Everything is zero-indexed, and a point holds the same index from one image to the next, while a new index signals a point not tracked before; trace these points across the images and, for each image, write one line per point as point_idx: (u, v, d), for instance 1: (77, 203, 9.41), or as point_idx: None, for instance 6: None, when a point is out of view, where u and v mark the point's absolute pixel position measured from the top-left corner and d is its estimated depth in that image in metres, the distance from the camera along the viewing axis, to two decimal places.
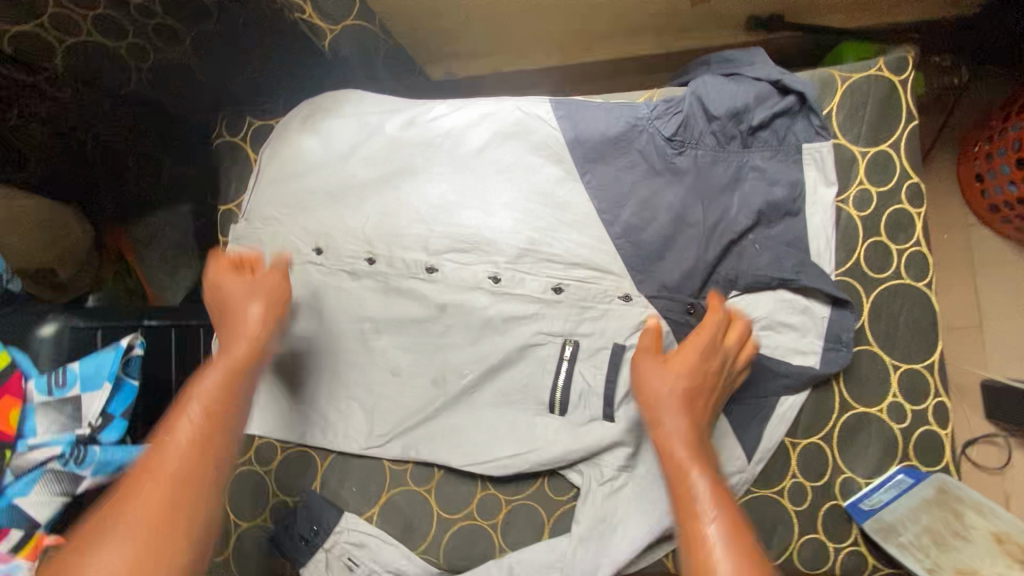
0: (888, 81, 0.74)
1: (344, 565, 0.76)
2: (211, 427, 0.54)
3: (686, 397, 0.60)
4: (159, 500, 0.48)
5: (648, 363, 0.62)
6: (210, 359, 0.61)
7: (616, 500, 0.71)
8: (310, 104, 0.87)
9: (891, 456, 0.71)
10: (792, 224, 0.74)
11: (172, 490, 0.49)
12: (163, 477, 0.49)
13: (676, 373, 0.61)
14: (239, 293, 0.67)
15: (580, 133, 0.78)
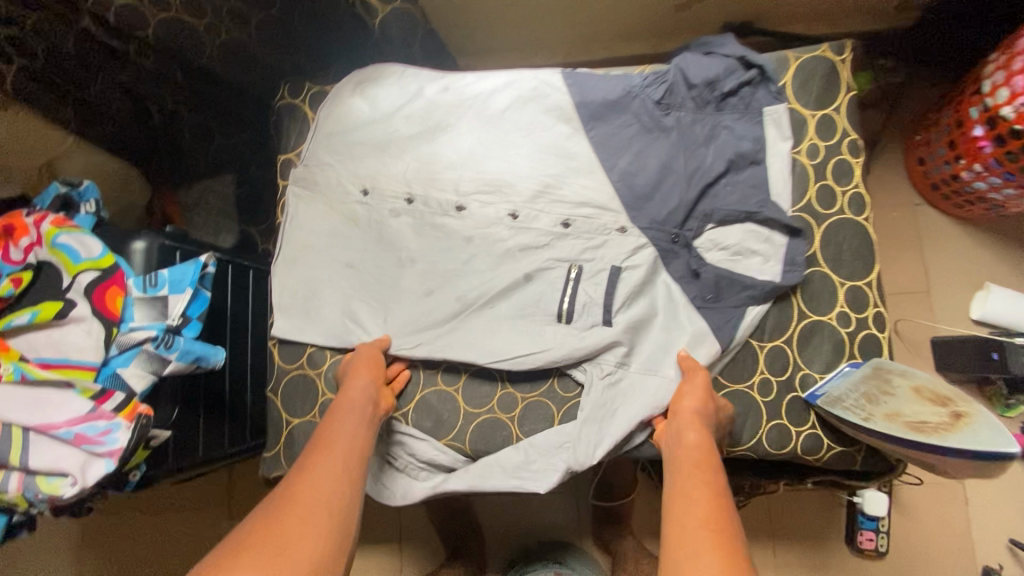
0: (830, 59, 0.93)
1: (384, 460, 0.92)
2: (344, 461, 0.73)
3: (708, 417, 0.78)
4: (316, 513, 0.65)
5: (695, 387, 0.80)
6: (337, 407, 0.81)
7: (615, 390, 0.86)
8: (360, 74, 1.03)
9: (840, 354, 0.86)
10: (756, 171, 0.90)
11: (322, 506, 0.66)
12: (314, 496, 0.66)
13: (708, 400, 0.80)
14: (363, 361, 0.87)
15: (585, 97, 0.94)
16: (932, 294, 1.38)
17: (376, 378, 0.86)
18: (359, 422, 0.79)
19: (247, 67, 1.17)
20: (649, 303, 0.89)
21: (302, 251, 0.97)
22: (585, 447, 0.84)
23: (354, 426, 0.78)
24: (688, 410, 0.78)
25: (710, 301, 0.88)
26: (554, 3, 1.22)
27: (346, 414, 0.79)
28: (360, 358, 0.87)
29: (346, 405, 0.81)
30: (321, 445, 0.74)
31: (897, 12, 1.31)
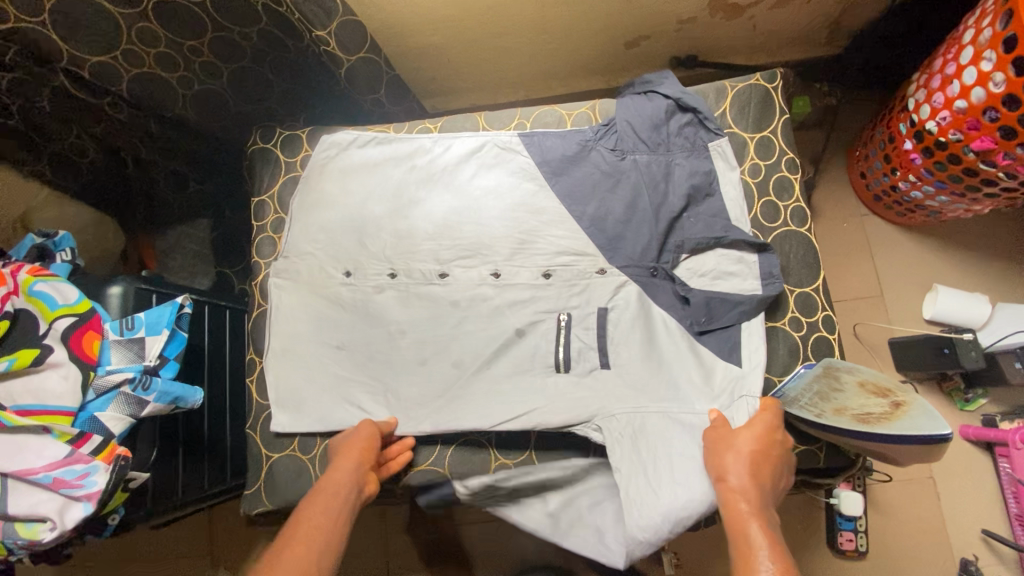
0: (763, 87, 1.01)
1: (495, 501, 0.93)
2: (320, 540, 0.69)
3: (749, 474, 0.73)
4: None
5: (721, 448, 0.78)
6: (320, 486, 0.78)
7: (642, 439, 0.86)
8: (325, 142, 1.05)
9: (796, 357, 0.92)
10: (713, 202, 0.97)
11: None
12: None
13: (740, 451, 0.76)
14: (353, 442, 0.86)
15: (545, 156, 1.01)
16: (886, 299, 1.46)
17: (365, 459, 0.84)
18: (346, 502, 0.77)
19: (217, 114, 1.22)
20: (644, 344, 0.93)
21: (277, 297, 0.99)
22: (648, 499, 0.82)
23: (339, 505, 0.76)
24: (724, 475, 0.74)
25: (705, 323, 0.92)
26: (512, 45, 1.30)
27: (332, 496, 0.76)
28: (351, 439, 0.86)
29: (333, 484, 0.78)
30: (299, 524, 0.71)
31: (827, 41, 1.42)
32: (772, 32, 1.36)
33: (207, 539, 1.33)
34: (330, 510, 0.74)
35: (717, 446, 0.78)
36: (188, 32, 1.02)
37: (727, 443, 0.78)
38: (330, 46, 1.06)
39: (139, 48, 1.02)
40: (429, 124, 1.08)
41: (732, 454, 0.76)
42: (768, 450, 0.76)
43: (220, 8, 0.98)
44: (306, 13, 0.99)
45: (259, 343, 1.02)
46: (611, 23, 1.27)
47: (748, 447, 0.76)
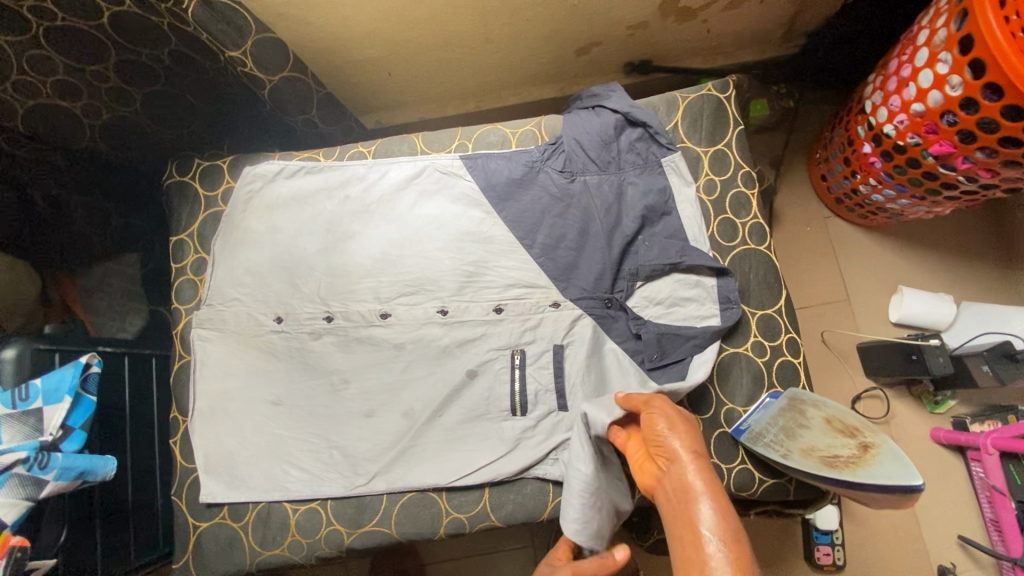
0: (716, 97, 0.96)
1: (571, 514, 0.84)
2: None
3: None
4: None
5: (668, 422, 0.62)
6: None
7: None
8: (248, 174, 0.96)
9: (761, 384, 0.86)
10: (669, 221, 0.91)
11: None
12: None
13: (688, 429, 0.61)
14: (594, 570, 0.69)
15: (489, 181, 0.94)
16: (853, 303, 1.43)
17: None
18: None
19: (133, 142, 1.12)
20: (600, 379, 0.87)
21: (202, 350, 0.90)
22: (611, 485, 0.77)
23: None
24: None
25: (657, 359, 0.86)
26: (454, 56, 1.22)
27: None
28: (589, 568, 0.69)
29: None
30: None
31: (783, 42, 1.37)
32: (725, 35, 1.31)
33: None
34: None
35: (662, 426, 0.62)
36: (87, 57, 0.91)
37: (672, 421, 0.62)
38: (246, 66, 0.95)
39: (32, 77, 0.92)
40: (363, 148, 0.99)
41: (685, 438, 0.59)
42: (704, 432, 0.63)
43: (120, 29, 0.88)
44: (214, 32, 0.88)
45: (182, 400, 0.93)
46: (558, 29, 1.20)
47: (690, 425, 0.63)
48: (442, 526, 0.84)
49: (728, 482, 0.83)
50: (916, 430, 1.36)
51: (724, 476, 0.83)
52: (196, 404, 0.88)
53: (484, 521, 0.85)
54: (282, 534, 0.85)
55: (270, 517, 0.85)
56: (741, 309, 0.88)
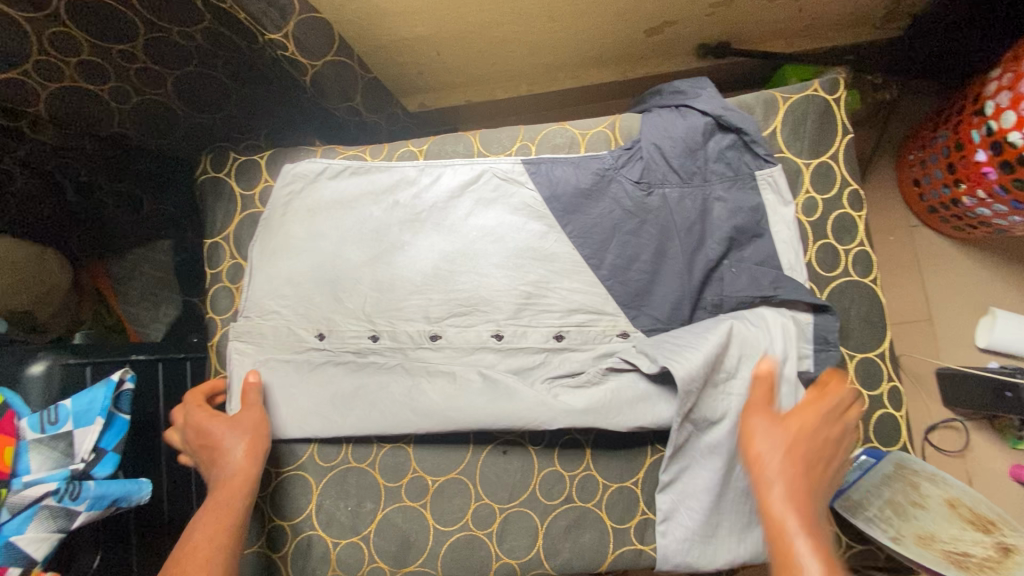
0: (823, 99, 0.83)
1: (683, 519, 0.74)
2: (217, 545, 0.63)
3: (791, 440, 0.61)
4: None
5: (768, 439, 0.62)
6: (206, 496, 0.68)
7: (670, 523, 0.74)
8: (290, 172, 0.87)
9: (855, 439, 0.76)
10: (760, 245, 0.80)
11: None
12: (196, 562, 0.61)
13: (792, 460, 0.60)
14: (223, 430, 0.73)
15: (555, 190, 0.82)
16: (935, 323, 1.30)
17: (250, 449, 0.72)
18: (224, 513, 0.66)
19: (164, 128, 1.03)
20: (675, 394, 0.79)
21: (238, 364, 0.83)
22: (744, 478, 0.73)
23: (218, 524, 0.65)
24: (761, 442, 0.62)
25: None
26: (510, 34, 1.09)
27: (227, 494, 0.68)
28: (211, 427, 0.73)
29: (222, 494, 0.68)
30: (190, 529, 0.64)
31: (883, 24, 1.19)
32: (820, 14, 1.14)
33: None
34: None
35: (761, 438, 0.62)
36: (114, 36, 0.82)
37: (776, 429, 0.62)
38: (289, 51, 0.85)
39: (57, 59, 0.84)
40: (414, 146, 0.89)
41: (780, 449, 0.61)
42: (817, 442, 0.62)
43: (150, 8, 0.78)
44: (253, 13, 0.78)
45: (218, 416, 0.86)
46: (631, 7, 1.06)
47: (813, 409, 0.64)
48: (491, 571, 0.77)
49: None
50: (993, 465, 1.24)
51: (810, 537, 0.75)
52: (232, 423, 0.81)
53: (537, 568, 0.77)
54: (322, 567, 0.79)
55: (312, 552, 0.79)
56: (840, 352, 0.77)
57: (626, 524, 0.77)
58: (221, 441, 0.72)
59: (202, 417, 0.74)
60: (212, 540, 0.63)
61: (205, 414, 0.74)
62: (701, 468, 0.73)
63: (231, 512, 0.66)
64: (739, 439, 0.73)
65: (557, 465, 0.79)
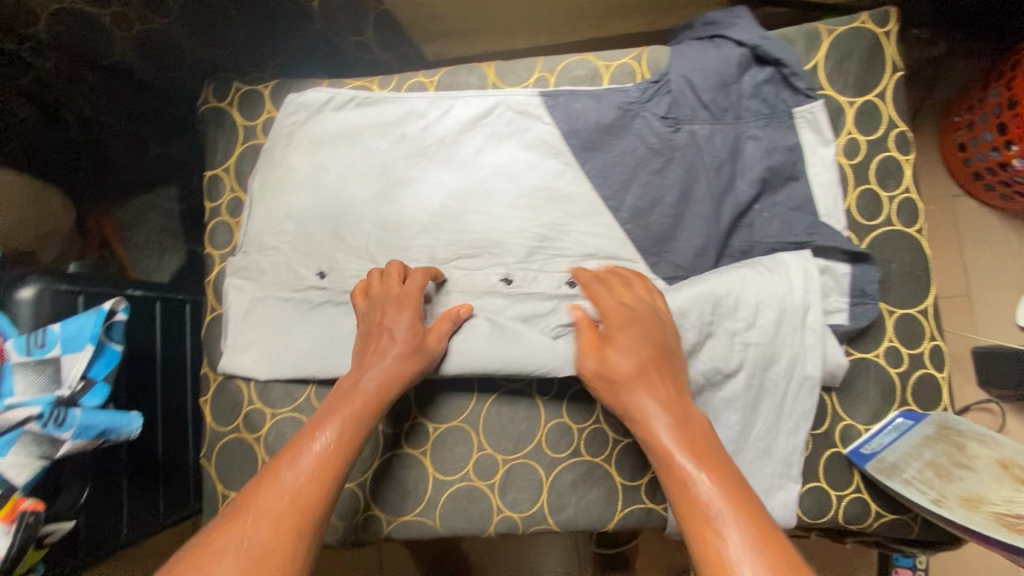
0: (873, 33, 0.75)
1: None
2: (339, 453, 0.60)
3: (638, 357, 0.63)
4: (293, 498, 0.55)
5: (612, 361, 0.64)
6: (345, 390, 0.66)
7: None
8: (295, 101, 0.82)
9: (890, 401, 0.71)
10: (795, 189, 0.73)
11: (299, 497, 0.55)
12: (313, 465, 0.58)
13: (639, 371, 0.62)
14: (400, 330, 0.68)
15: (574, 125, 0.77)
16: (974, 300, 1.22)
17: (404, 363, 0.68)
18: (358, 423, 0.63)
19: (170, 63, 1.00)
20: None
21: (235, 302, 0.79)
22: (761, 433, 0.68)
23: (348, 432, 0.62)
24: (606, 364, 0.64)
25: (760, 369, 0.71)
26: None
27: (366, 403, 0.65)
28: (395, 323, 0.69)
29: (359, 404, 0.65)
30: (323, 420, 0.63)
31: None
32: None
33: (148, 561, 1.08)
34: (283, 496, 0.55)
35: (608, 361, 0.64)
36: None
37: (617, 351, 0.64)
38: None
39: None
40: (425, 78, 0.83)
41: (622, 367, 0.63)
42: (655, 344, 0.64)
43: None
44: None
45: (213, 355, 0.82)
46: None
47: (641, 319, 0.65)
48: (492, 524, 0.73)
49: (839, 515, 0.71)
50: None
51: (836, 502, 0.70)
52: (228, 360, 0.77)
53: (540, 524, 0.73)
54: None
55: None
56: (879, 306, 0.71)
57: (636, 482, 0.72)
58: (390, 342, 0.68)
59: (401, 309, 0.69)
60: (337, 446, 0.61)
61: (409, 305, 0.70)
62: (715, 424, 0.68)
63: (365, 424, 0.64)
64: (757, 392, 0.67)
65: (565, 417, 0.74)
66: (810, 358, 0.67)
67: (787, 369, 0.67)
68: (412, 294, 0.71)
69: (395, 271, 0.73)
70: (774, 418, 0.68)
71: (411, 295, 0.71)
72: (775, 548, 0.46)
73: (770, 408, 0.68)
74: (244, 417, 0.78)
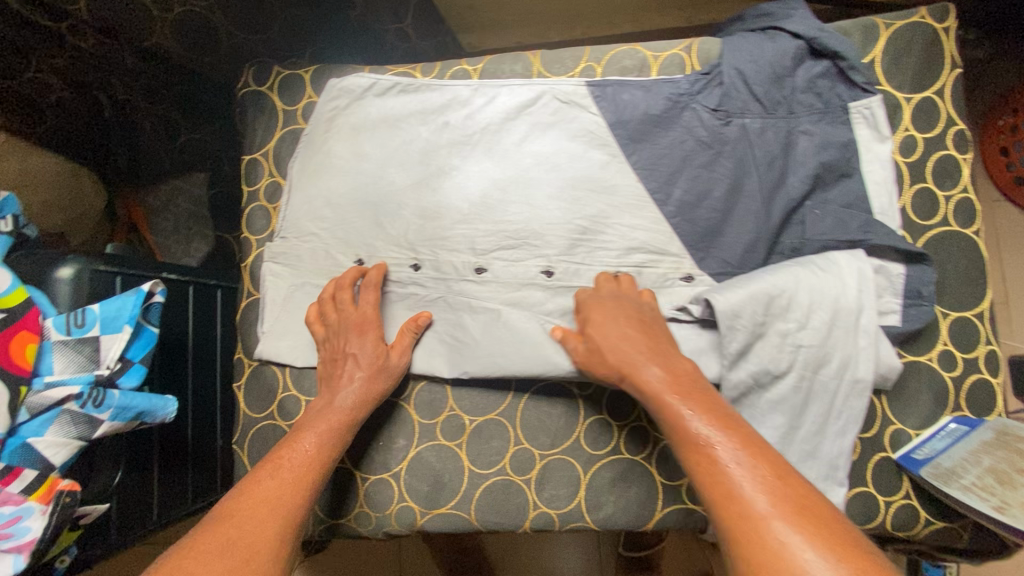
0: (931, 28, 0.73)
1: None
2: (310, 467, 0.64)
3: (631, 327, 0.64)
4: (265, 508, 0.58)
5: (609, 332, 0.64)
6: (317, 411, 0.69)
7: None
8: (336, 87, 0.81)
9: (942, 405, 0.69)
10: (849, 186, 0.71)
11: (272, 510, 0.59)
12: (285, 480, 0.62)
13: (639, 336, 0.63)
14: (359, 350, 0.71)
15: (621, 115, 0.75)
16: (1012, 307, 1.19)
17: (365, 380, 0.70)
18: (325, 441, 0.66)
19: (206, 47, 0.99)
20: None
21: (272, 288, 0.78)
22: (810, 437, 0.66)
23: (317, 447, 0.65)
24: (602, 334, 0.65)
25: None
26: None
27: (333, 421, 0.68)
28: (353, 345, 0.71)
29: (325, 424, 0.67)
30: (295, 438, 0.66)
31: None
32: None
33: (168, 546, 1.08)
34: (260, 506, 0.58)
35: (604, 332, 0.65)
36: None
37: (615, 320, 0.65)
38: None
39: None
40: (468, 65, 0.82)
41: (620, 336, 0.64)
42: (644, 316, 0.66)
43: None
44: None
45: (248, 341, 0.81)
46: None
47: (619, 299, 0.67)
48: (528, 520, 0.72)
49: (886, 521, 0.69)
50: None
51: (884, 508, 0.68)
52: (265, 346, 0.77)
53: (577, 521, 0.71)
54: (350, 502, 0.74)
55: (332, 481, 0.75)
56: (934, 308, 0.69)
57: (677, 482, 0.71)
58: (356, 363, 0.71)
59: (362, 334, 0.71)
60: (315, 457, 0.65)
61: (370, 327, 0.72)
62: (761, 425, 0.66)
63: (334, 441, 0.67)
64: (808, 395, 0.65)
65: (605, 413, 0.72)
66: (862, 361, 0.65)
67: (840, 372, 0.65)
68: (372, 314, 0.73)
69: (348, 288, 0.74)
70: (823, 422, 0.66)
71: (370, 316, 0.73)
72: (813, 519, 0.47)
73: (819, 411, 0.66)
74: (278, 404, 0.78)
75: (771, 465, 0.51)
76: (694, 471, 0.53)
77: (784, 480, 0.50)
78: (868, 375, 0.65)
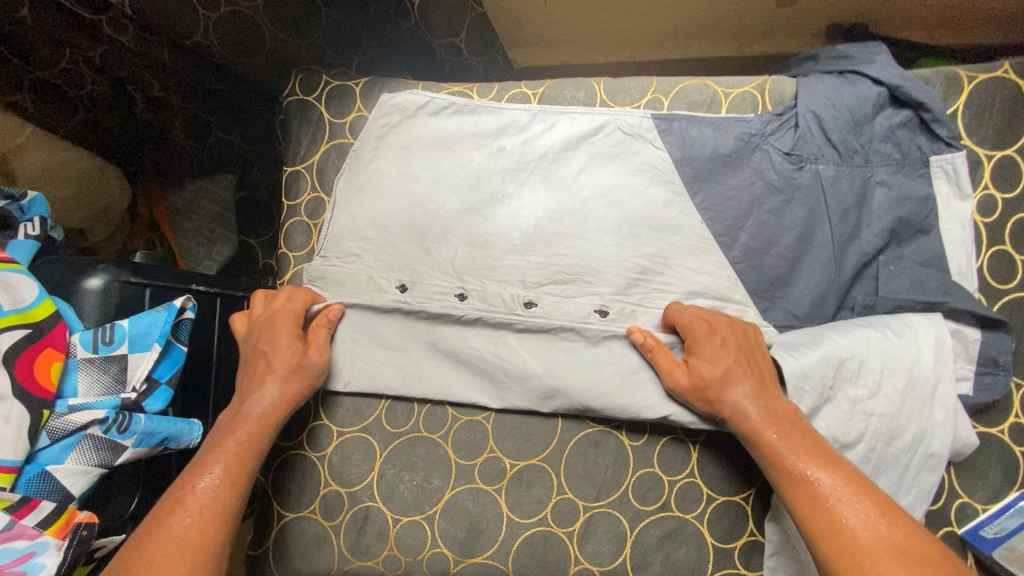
0: (1015, 85, 0.69)
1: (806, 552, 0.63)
2: (227, 488, 0.58)
3: (741, 358, 0.62)
4: (181, 543, 0.53)
5: (719, 360, 0.62)
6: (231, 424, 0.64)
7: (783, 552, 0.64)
8: (388, 103, 0.78)
9: (1014, 481, 0.65)
10: (925, 243, 0.68)
11: (186, 542, 0.53)
12: (204, 507, 0.56)
13: (746, 366, 0.62)
14: (274, 348, 0.67)
15: (687, 152, 0.72)
16: None
17: (278, 385, 0.66)
18: (247, 458, 0.61)
19: (247, 50, 0.93)
20: None
21: None
22: None
23: (235, 464, 0.60)
24: (711, 360, 0.63)
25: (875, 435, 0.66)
26: None
27: (254, 434, 0.63)
28: (269, 344, 0.67)
29: (241, 438, 0.62)
30: (207, 459, 0.60)
31: None
32: None
33: None
34: (172, 541, 0.53)
35: (712, 359, 0.63)
36: None
37: (726, 350, 0.63)
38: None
39: None
40: (527, 89, 0.79)
41: (729, 365, 0.62)
42: (753, 347, 0.64)
43: None
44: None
45: None
46: None
47: (728, 326, 0.65)
48: None
49: None
50: None
51: None
52: None
53: None
54: (378, 545, 0.70)
55: (362, 521, 0.70)
56: (1010, 379, 0.65)
57: (729, 545, 0.67)
58: (271, 363, 0.67)
59: (276, 330, 0.68)
60: (227, 479, 0.59)
61: (286, 324, 0.68)
62: None
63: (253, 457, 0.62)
64: (877, 466, 0.62)
65: (656, 467, 0.69)
66: (937, 435, 0.62)
67: (912, 445, 0.62)
68: (292, 312, 0.69)
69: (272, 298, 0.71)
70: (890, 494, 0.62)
71: (290, 314, 0.69)
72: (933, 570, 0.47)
73: (888, 484, 0.62)
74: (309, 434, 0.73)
75: (878, 505, 0.52)
76: (800, 510, 0.54)
77: (892, 523, 0.50)
78: (943, 451, 0.61)
